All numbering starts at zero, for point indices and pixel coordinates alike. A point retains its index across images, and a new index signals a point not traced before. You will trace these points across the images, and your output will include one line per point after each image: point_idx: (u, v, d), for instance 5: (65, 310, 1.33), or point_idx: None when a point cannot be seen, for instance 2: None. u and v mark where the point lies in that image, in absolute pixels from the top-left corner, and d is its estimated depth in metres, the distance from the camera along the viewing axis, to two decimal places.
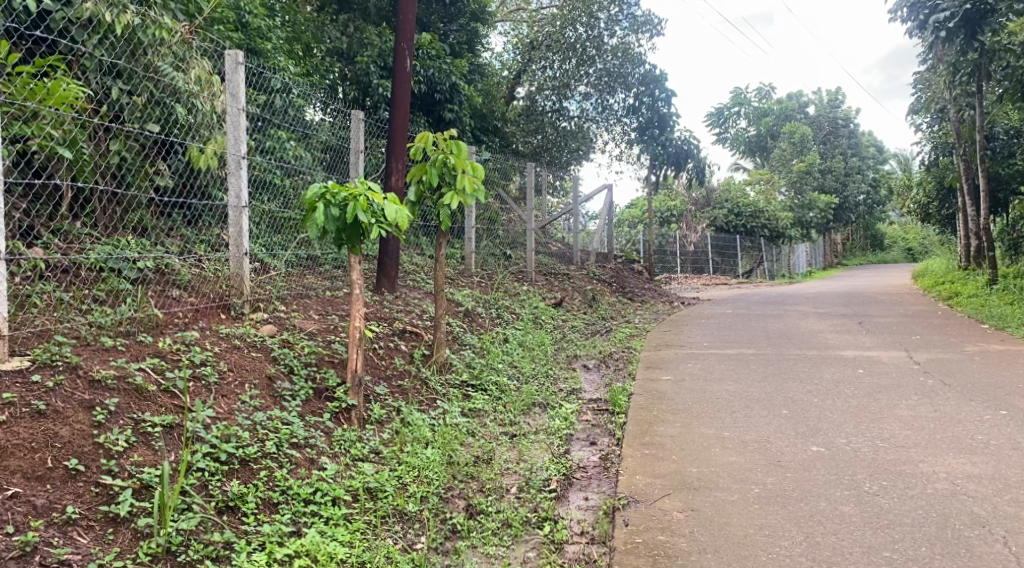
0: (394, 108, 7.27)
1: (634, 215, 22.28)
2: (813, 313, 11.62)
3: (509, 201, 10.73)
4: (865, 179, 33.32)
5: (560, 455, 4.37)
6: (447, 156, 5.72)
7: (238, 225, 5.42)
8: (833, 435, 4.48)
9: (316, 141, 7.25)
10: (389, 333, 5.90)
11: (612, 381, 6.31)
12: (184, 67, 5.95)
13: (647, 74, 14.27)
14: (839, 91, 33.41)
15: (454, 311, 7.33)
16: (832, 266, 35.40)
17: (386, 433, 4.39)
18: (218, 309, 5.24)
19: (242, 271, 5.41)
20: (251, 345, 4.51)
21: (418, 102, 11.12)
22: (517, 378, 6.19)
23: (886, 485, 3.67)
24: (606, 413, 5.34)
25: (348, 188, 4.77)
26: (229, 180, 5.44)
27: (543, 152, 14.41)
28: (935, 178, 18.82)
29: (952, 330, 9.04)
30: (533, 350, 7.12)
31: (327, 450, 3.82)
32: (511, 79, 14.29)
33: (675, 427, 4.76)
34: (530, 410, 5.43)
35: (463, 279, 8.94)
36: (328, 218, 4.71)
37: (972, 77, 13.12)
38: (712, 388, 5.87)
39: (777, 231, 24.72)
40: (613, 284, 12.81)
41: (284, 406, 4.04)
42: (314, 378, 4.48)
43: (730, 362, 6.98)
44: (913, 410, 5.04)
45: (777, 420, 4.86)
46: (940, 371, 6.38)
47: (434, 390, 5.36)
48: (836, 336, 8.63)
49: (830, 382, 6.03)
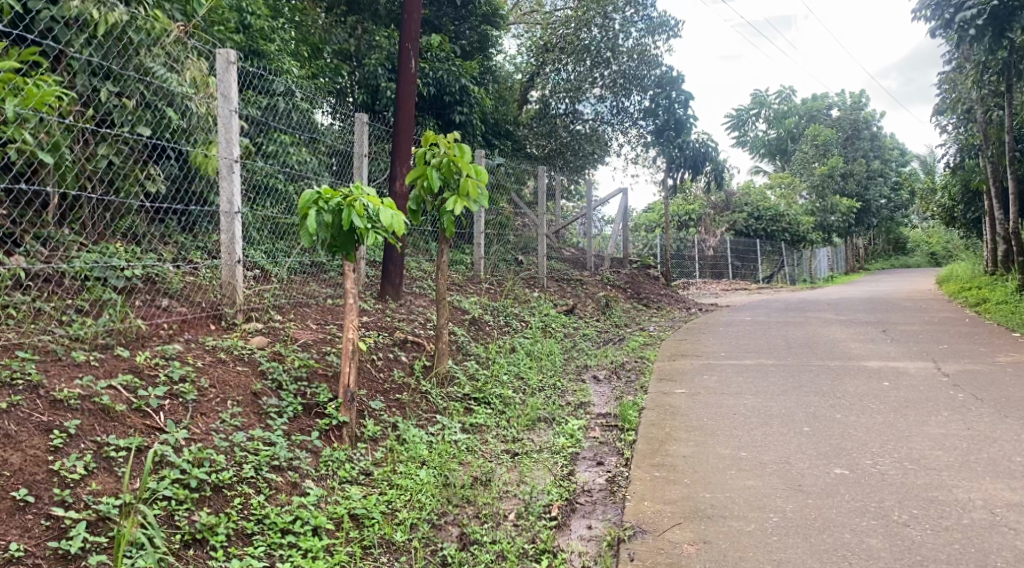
0: (398, 109, 7.04)
1: (651, 218, 21.96)
2: (836, 320, 11.26)
3: (522, 206, 10.50)
4: (888, 182, 32.78)
5: (564, 477, 4.10)
6: (451, 159, 5.46)
7: (230, 230, 5.18)
8: (858, 456, 4.17)
9: (324, 146, 7.08)
10: (390, 343, 5.65)
11: (623, 395, 6.03)
12: (178, 68, 5.76)
13: (664, 75, 13.97)
14: (861, 93, 32.89)
15: (460, 320, 7.09)
16: (854, 271, 34.86)
17: (379, 451, 4.14)
18: (208, 319, 5.01)
19: (235, 278, 5.19)
20: (238, 358, 4.26)
21: (428, 105, 10.91)
22: (523, 390, 5.93)
23: (918, 514, 3.35)
24: (615, 430, 5.07)
25: (343, 192, 4.53)
26: (220, 184, 5.17)
27: (557, 156, 14.16)
28: (962, 181, 18.35)
29: (981, 339, 8.67)
30: (542, 360, 6.85)
31: (313, 472, 3.58)
32: (524, 82, 13.99)
33: (688, 446, 4.47)
34: (535, 425, 5.17)
35: (472, 286, 8.70)
36: (321, 224, 4.47)
37: (1002, 76, 12.72)
38: (728, 402, 5.58)
39: (798, 235, 24.28)
40: (628, 290, 12.51)
41: (270, 425, 3.80)
42: (304, 394, 4.23)
43: (748, 374, 6.68)
44: (944, 428, 4.72)
45: (797, 438, 4.56)
46: (971, 384, 6.04)
47: (435, 404, 5.10)
48: (859, 346, 8.28)
49: (853, 395, 5.71)
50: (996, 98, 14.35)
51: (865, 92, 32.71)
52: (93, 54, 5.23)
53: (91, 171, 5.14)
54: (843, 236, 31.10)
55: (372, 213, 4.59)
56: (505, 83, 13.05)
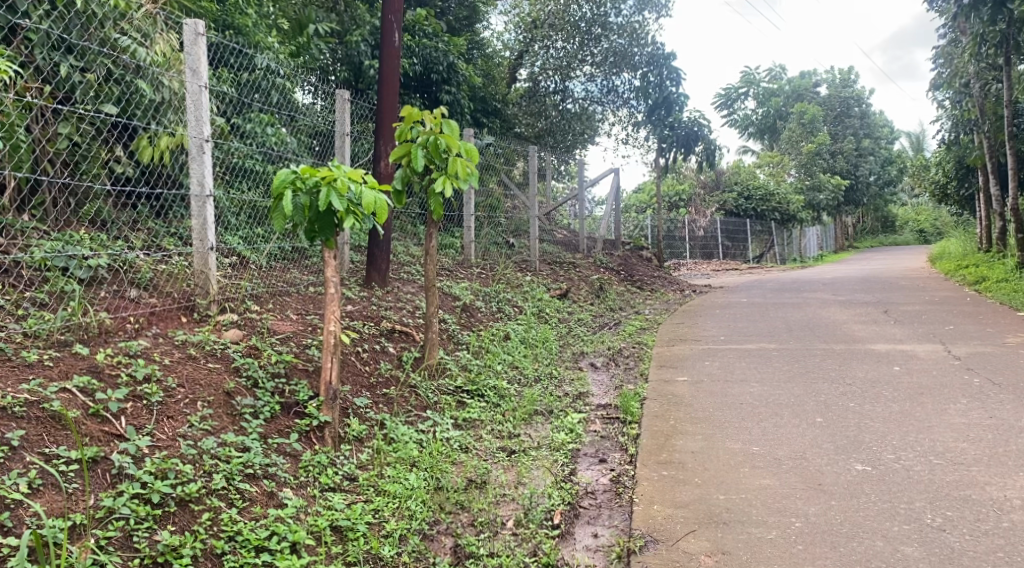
0: (383, 86, 6.66)
1: (641, 200, 21.66)
2: (834, 301, 11.02)
3: (512, 187, 10.14)
4: (878, 160, 32.63)
5: (565, 478, 3.81)
6: (438, 136, 5.11)
7: (202, 217, 4.82)
8: (879, 450, 3.90)
9: (305, 126, 6.73)
10: (376, 333, 5.34)
11: (623, 384, 5.74)
12: (147, 43, 5.38)
13: (654, 53, 13.67)
14: (851, 69, 32.64)
15: (451, 307, 6.77)
16: (844, 250, 34.77)
17: (364, 453, 3.84)
18: (180, 311, 4.67)
19: (208, 266, 4.83)
20: (210, 354, 3.93)
21: (414, 83, 10.53)
22: (518, 381, 5.63)
23: (954, 518, 3.09)
24: (616, 422, 4.78)
25: (322, 172, 4.18)
26: (191, 166, 4.80)
27: (547, 135, 13.76)
28: (956, 156, 18.15)
29: (986, 318, 8.47)
30: (537, 348, 6.56)
31: (292, 480, 3.28)
32: (512, 60, 13.49)
33: (695, 441, 4.18)
34: (531, 419, 4.87)
35: (462, 270, 8.38)
36: (296, 207, 4.13)
37: (1000, 49, 12.54)
38: (733, 391, 5.30)
39: (788, 214, 24.07)
40: (621, 272, 12.24)
41: (244, 428, 3.48)
42: (283, 393, 3.92)
43: (751, 360, 6.40)
44: (965, 416, 4.45)
45: (811, 430, 4.29)
46: (985, 367, 5.78)
47: (425, 399, 4.80)
48: (863, 328, 8.02)
49: (864, 382, 5.44)
50: (993, 72, 14.18)
51: (854, 69, 32.46)
52: (52, 25, 4.82)
53: (51, 152, 4.79)
54: (833, 215, 30.95)
55: (354, 195, 4.24)
56: (494, 61, 12.64)
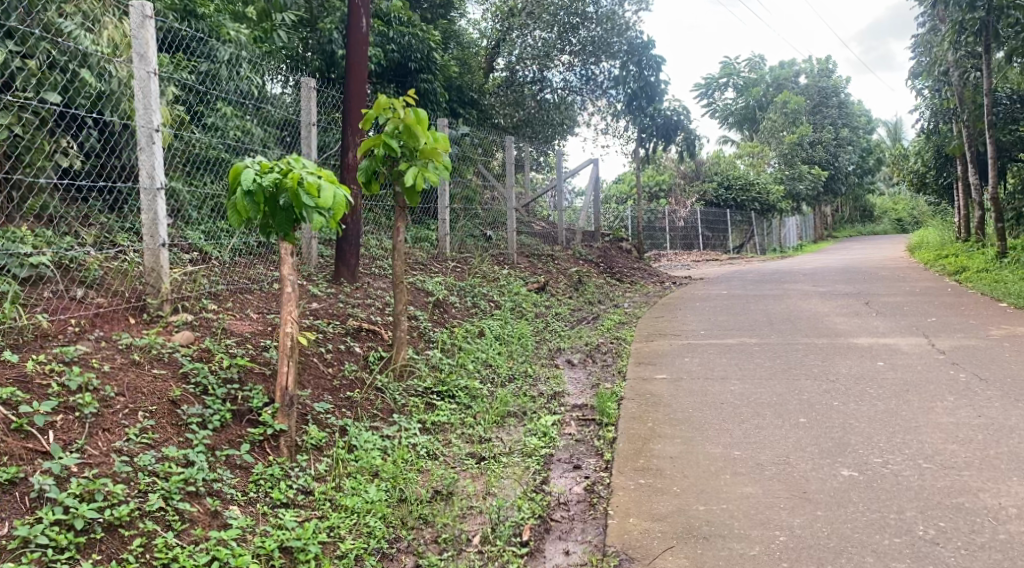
0: (349, 74, 6.40)
1: (622, 190, 21.49)
2: (815, 292, 10.89)
3: (490, 177, 9.84)
4: (857, 149, 32.67)
5: (537, 487, 3.60)
6: (408, 124, 4.80)
7: (153, 212, 4.53)
8: (866, 454, 3.72)
9: (272, 116, 6.45)
10: (342, 332, 5.09)
11: (600, 383, 5.54)
12: (94, 28, 5.07)
13: (633, 42, 13.38)
14: (829, 58, 32.64)
15: (423, 303, 6.53)
16: (823, 239, 34.85)
17: (323, 463, 3.61)
18: (130, 311, 4.38)
19: (160, 264, 4.53)
20: (157, 358, 3.68)
21: (388, 72, 10.22)
22: (491, 381, 5.41)
23: (947, 529, 2.92)
24: (592, 424, 4.57)
25: (280, 166, 3.87)
26: (139, 157, 4.48)
27: (525, 126, 13.57)
28: (935, 145, 18.12)
29: (968, 309, 8.35)
30: (512, 345, 6.34)
31: (239, 497, 3.05)
32: (489, 49, 13.06)
33: (674, 445, 3.98)
34: (504, 422, 4.65)
35: (436, 264, 8.14)
36: (252, 201, 3.82)
37: (979, 37, 12.52)
38: (714, 389, 5.11)
39: (768, 204, 24.02)
40: (601, 264, 12.06)
41: (189, 439, 3.23)
42: (236, 400, 3.68)
43: (732, 355, 6.22)
44: (953, 415, 4.29)
45: (794, 432, 4.10)
46: (970, 361, 5.64)
47: (392, 401, 4.56)
48: (845, 320, 7.89)
49: (848, 378, 5.27)
50: (972, 60, 14.15)
51: (833, 58, 32.49)
52: None
53: None
54: (812, 204, 30.96)
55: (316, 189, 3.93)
56: (472, 49, 12.37)
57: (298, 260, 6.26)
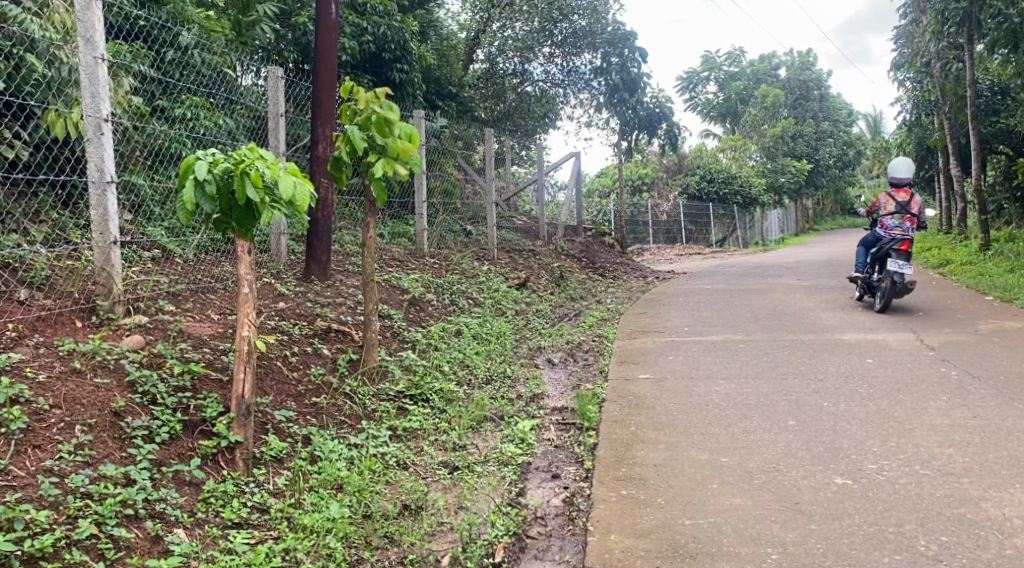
0: (319, 63, 6.08)
1: (604, 184, 21.28)
2: (799, 286, 10.74)
3: (470, 172, 9.61)
4: (838, 142, 32.68)
5: (513, 500, 3.37)
6: (380, 116, 4.51)
7: (103, 207, 4.22)
8: (859, 459, 3.52)
9: (242, 109, 6.15)
10: (309, 334, 4.84)
11: (581, 384, 5.32)
12: (42, 14, 4.81)
13: (615, 32, 13.17)
14: (809, 51, 32.58)
15: (397, 302, 6.28)
16: (804, 232, 34.88)
17: (282, 476, 3.38)
18: (77, 314, 4.08)
19: (111, 263, 4.22)
20: (101, 365, 3.42)
21: (363, 63, 9.92)
22: (468, 382, 5.17)
23: (950, 544, 2.72)
24: (573, 429, 4.35)
25: (233, 157, 3.58)
26: (87, 150, 4.19)
27: (505, 120, 13.25)
28: (916, 138, 18.06)
29: (954, 304, 8.20)
30: (490, 344, 6.11)
31: (185, 518, 2.85)
32: (468, 40, 12.88)
33: (659, 452, 3.77)
34: (480, 427, 4.42)
35: (413, 261, 7.89)
36: (202, 196, 3.52)
37: (961, 27, 12.42)
38: (700, 390, 4.90)
39: (750, 197, 23.92)
40: (583, 260, 11.83)
41: (132, 455, 3.02)
42: (188, 410, 3.42)
43: (718, 353, 6.03)
44: (949, 416, 4.10)
45: (784, 437, 3.89)
46: (961, 358, 5.47)
47: (360, 407, 4.32)
48: (831, 316, 7.72)
49: (837, 377, 5.08)
50: (954, 52, 13.66)
51: (814, 51, 32.45)
52: None
53: None
54: (794, 198, 30.93)
55: (272, 182, 3.64)
56: (450, 40, 12.11)
57: (266, 257, 5.99)
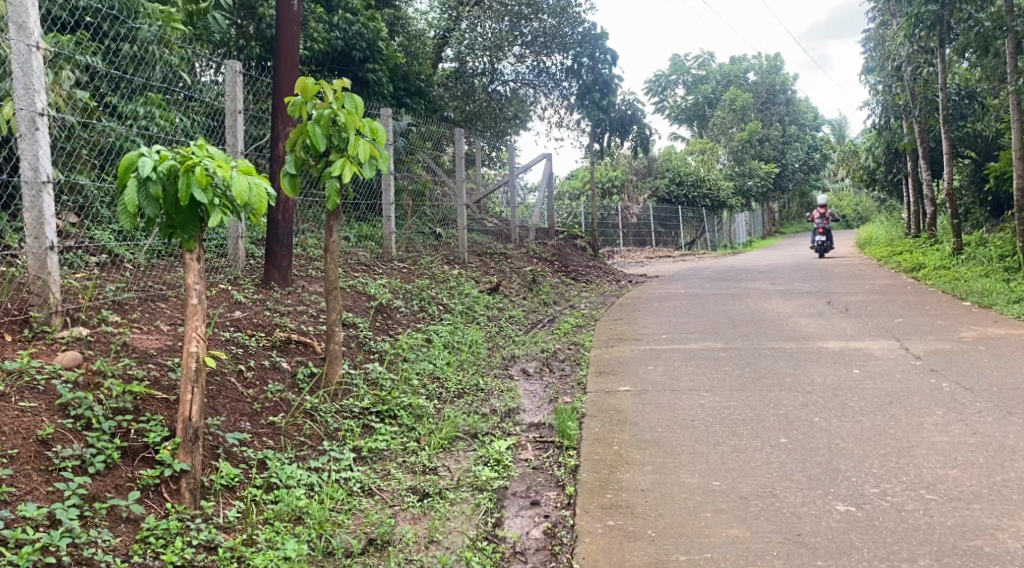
0: (278, 58, 5.72)
1: (575, 186, 21.07)
2: (774, 291, 10.59)
3: (440, 173, 9.22)
4: (805, 145, 32.90)
5: (489, 532, 3.11)
6: (337, 113, 4.18)
7: (37, 210, 3.83)
8: (860, 483, 3.30)
9: (200, 105, 5.78)
10: (266, 346, 4.50)
11: (559, 396, 5.05)
12: None
13: (587, 33, 12.83)
14: (776, 55, 32.66)
15: (363, 309, 5.94)
16: (771, 235, 35.10)
17: (233, 508, 3.07)
18: (8, 328, 3.72)
19: (47, 272, 3.85)
20: (29, 386, 3.08)
21: (329, 61, 9.55)
22: (438, 396, 4.87)
23: None
24: (551, 447, 4.08)
25: (180, 154, 3.25)
26: (19, 146, 3.80)
27: (475, 119, 13.02)
28: (884, 141, 18.09)
29: (933, 309, 8.06)
30: (462, 354, 5.81)
31: (118, 564, 2.54)
32: (437, 39, 12.56)
33: (645, 474, 3.52)
34: (452, 445, 4.13)
35: (381, 266, 7.56)
36: (145, 198, 3.19)
37: (933, 31, 12.37)
38: (683, 403, 4.66)
39: (719, 200, 23.94)
40: (555, 263, 11.57)
41: (59, 490, 2.70)
42: (127, 435, 3.08)
43: (700, 361, 5.80)
44: (947, 432, 3.91)
45: (777, 457, 3.66)
46: (950, 368, 5.30)
47: (322, 426, 4.01)
48: (810, 322, 7.55)
49: (825, 389, 4.86)
50: (925, 56, 13.70)
51: (781, 55, 32.60)
52: None
53: None
54: (762, 201, 31.05)
55: (222, 182, 3.31)
56: (419, 38, 11.78)
57: (223, 263, 5.64)
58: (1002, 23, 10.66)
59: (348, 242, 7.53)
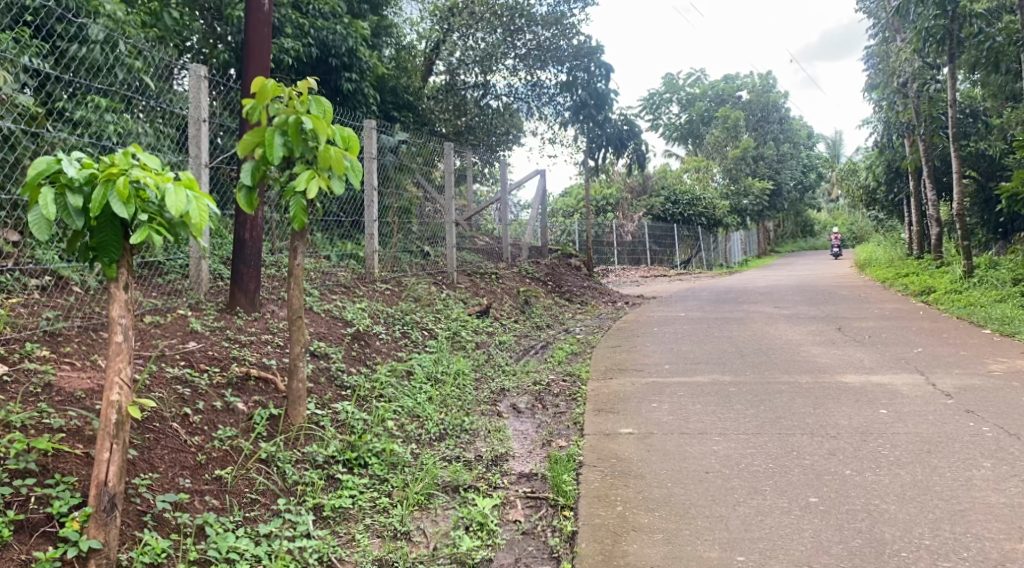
0: (247, 61, 5.13)
1: (567, 204, 20.54)
2: (779, 315, 10.06)
3: (430, 189, 8.67)
4: (799, 165, 32.60)
5: None
6: (301, 117, 3.64)
7: None
8: (912, 561, 2.79)
9: (161, 111, 5.14)
10: (220, 384, 3.92)
11: (554, 441, 4.49)
12: None
13: (582, 45, 12.38)
14: (769, 74, 32.38)
15: (338, 337, 5.37)
16: (766, 254, 34.64)
17: None
18: None
19: None
20: None
21: (309, 69, 9.03)
22: (417, 441, 4.30)
23: None
24: (545, 506, 3.53)
25: (104, 161, 2.72)
26: None
27: (467, 133, 12.45)
28: (886, 160, 17.62)
29: (952, 338, 7.54)
30: (446, 388, 5.24)
31: None
32: (426, 52, 12.06)
33: (656, 545, 3.00)
34: (430, 501, 3.56)
35: (362, 288, 7.01)
36: (60, 211, 2.63)
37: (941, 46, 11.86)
38: (695, 450, 4.10)
39: (714, 219, 23.46)
40: (549, 283, 11.06)
41: None
42: (26, 505, 2.65)
43: (708, 398, 5.25)
44: (1004, 491, 3.38)
45: (809, 523, 3.12)
46: (987, 408, 4.77)
47: (278, 481, 3.43)
48: (822, 351, 7.01)
49: (853, 434, 4.31)
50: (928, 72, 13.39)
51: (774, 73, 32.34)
52: None
53: None
54: (757, 220, 30.63)
55: (156, 197, 2.77)
56: (407, 51, 11.28)
57: (183, 285, 5.07)
58: (1015, 39, 10.27)
59: (328, 262, 6.95)
